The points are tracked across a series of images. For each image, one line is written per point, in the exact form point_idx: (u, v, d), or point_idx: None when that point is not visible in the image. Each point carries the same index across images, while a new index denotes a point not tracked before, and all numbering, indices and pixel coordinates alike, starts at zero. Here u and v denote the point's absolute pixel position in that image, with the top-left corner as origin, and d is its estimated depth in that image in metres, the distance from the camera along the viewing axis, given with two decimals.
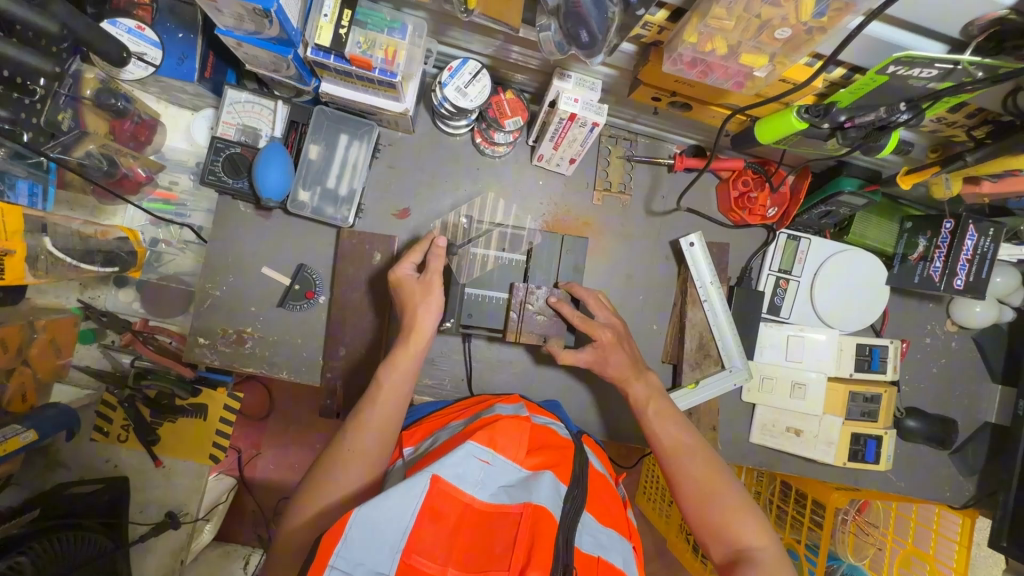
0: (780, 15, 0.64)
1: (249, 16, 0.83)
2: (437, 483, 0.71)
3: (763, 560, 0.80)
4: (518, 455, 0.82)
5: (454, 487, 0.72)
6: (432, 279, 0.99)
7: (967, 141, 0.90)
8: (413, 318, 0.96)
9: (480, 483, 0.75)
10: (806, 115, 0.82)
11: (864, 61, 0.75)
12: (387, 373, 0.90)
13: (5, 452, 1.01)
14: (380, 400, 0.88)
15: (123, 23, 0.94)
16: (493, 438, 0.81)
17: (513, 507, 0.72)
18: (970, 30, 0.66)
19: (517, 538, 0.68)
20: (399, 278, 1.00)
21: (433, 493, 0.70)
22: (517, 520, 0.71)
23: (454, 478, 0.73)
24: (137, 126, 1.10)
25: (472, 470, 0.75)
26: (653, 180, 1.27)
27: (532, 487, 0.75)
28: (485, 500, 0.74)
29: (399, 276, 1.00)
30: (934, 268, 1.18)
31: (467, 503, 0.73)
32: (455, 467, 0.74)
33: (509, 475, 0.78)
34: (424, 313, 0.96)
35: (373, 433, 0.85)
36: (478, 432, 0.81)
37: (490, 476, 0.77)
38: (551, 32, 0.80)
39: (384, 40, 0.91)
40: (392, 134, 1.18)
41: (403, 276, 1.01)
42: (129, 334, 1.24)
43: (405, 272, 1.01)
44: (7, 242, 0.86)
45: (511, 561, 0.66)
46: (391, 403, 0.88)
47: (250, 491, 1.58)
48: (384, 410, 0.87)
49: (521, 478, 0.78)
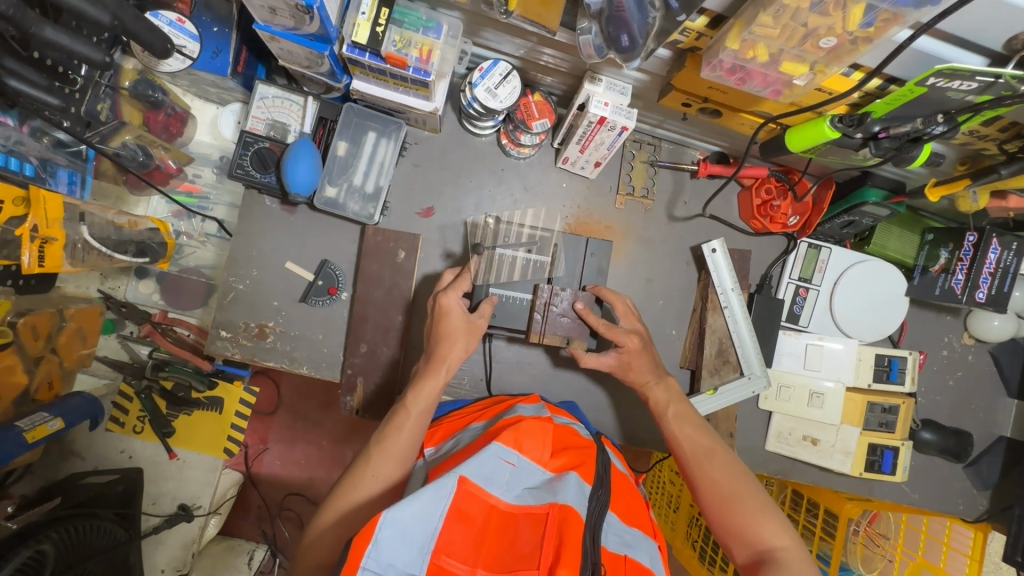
0: (827, 24, 0.64)
1: (289, 11, 0.83)
2: (464, 484, 0.70)
3: (786, 559, 0.79)
4: (542, 455, 0.82)
5: (480, 488, 0.72)
6: (478, 323, 1.01)
7: (998, 154, 0.91)
8: (444, 352, 0.96)
9: (506, 485, 0.75)
10: (839, 124, 0.84)
11: (902, 72, 0.75)
12: (413, 403, 0.89)
13: (35, 438, 1.02)
14: (404, 431, 0.86)
15: (165, 16, 0.95)
16: (518, 439, 0.82)
17: (540, 508, 0.72)
18: (1013, 44, 0.66)
19: (544, 538, 0.68)
20: (447, 309, 1.00)
21: (460, 494, 0.70)
22: (543, 520, 0.71)
23: (480, 479, 0.73)
24: (170, 118, 1.10)
25: (498, 471, 0.76)
26: (676, 186, 1.27)
27: (558, 488, 0.75)
28: (511, 502, 0.73)
29: (449, 305, 1.00)
30: (956, 281, 1.18)
31: (493, 504, 0.72)
32: (480, 469, 0.74)
33: (532, 477, 0.78)
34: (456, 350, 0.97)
35: (396, 462, 0.84)
36: (503, 434, 0.82)
37: (515, 478, 0.77)
38: (591, 35, 0.80)
39: (420, 40, 0.92)
40: (417, 133, 1.19)
41: (452, 305, 1.00)
42: (148, 325, 1.24)
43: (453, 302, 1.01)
44: (48, 229, 0.87)
45: (539, 560, 0.66)
46: (416, 432, 0.87)
47: (256, 487, 1.58)
48: (408, 439, 0.86)
49: (546, 479, 0.79)
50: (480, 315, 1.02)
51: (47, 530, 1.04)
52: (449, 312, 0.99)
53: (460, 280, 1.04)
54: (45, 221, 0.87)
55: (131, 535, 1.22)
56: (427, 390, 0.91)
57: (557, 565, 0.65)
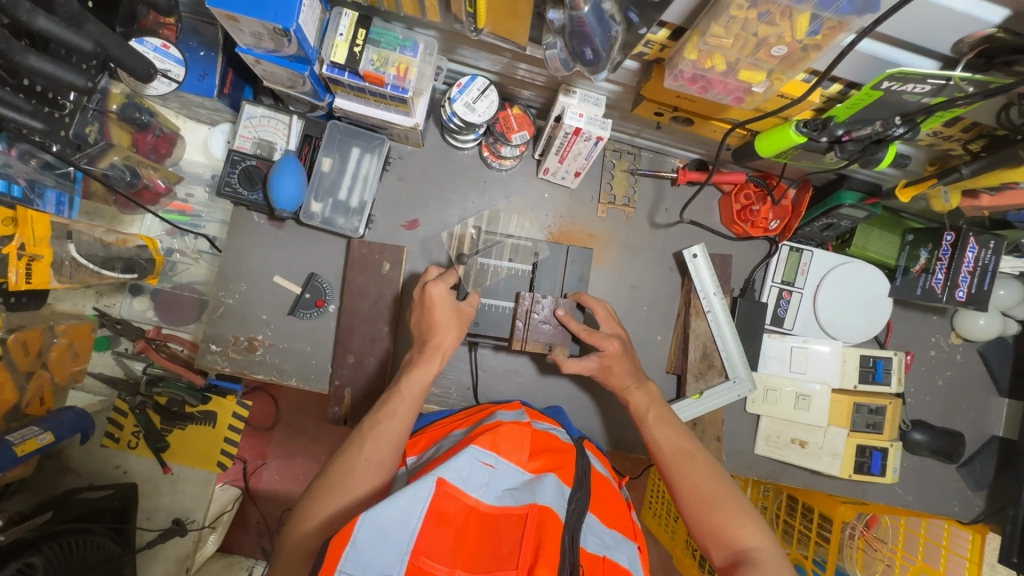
0: (776, 33, 0.67)
1: (269, 35, 0.87)
2: (442, 485, 0.71)
3: (763, 558, 0.79)
4: (520, 458, 0.83)
5: (459, 490, 0.73)
6: (467, 311, 1.04)
7: (964, 154, 0.92)
8: (436, 340, 0.99)
9: (485, 487, 0.76)
10: (805, 129, 0.84)
11: (860, 77, 0.77)
12: (406, 387, 0.93)
13: (24, 451, 1.04)
14: (397, 413, 0.90)
15: (150, 42, 0.96)
16: (496, 442, 0.83)
17: (518, 509, 0.73)
18: (960, 48, 0.68)
19: (523, 539, 0.68)
20: (436, 298, 1.01)
21: (439, 495, 0.70)
22: (523, 521, 0.71)
23: (458, 481, 0.74)
24: (158, 139, 1.14)
25: (477, 473, 0.76)
26: (657, 194, 1.30)
27: (536, 489, 0.76)
28: (490, 504, 0.74)
29: (435, 294, 1.01)
30: (936, 280, 1.19)
31: (472, 505, 0.73)
32: (459, 471, 0.75)
33: (511, 479, 0.79)
34: (448, 335, 1.00)
35: (389, 445, 0.86)
36: (481, 437, 0.83)
37: (494, 480, 0.78)
38: (556, 49, 0.83)
39: (397, 58, 0.95)
40: (401, 148, 1.22)
41: (438, 294, 1.02)
42: (142, 341, 1.28)
43: (439, 291, 1.02)
44: (35, 246, 0.90)
45: (518, 560, 0.66)
46: (406, 415, 0.90)
47: (254, 503, 1.59)
48: (399, 424, 0.89)
49: (524, 481, 0.80)
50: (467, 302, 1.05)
51: (43, 543, 1.05)
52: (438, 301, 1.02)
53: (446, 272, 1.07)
54: (32, 240, 0.90)
55: (124, 549, 1.23)
56: (418, 378, 0.94)
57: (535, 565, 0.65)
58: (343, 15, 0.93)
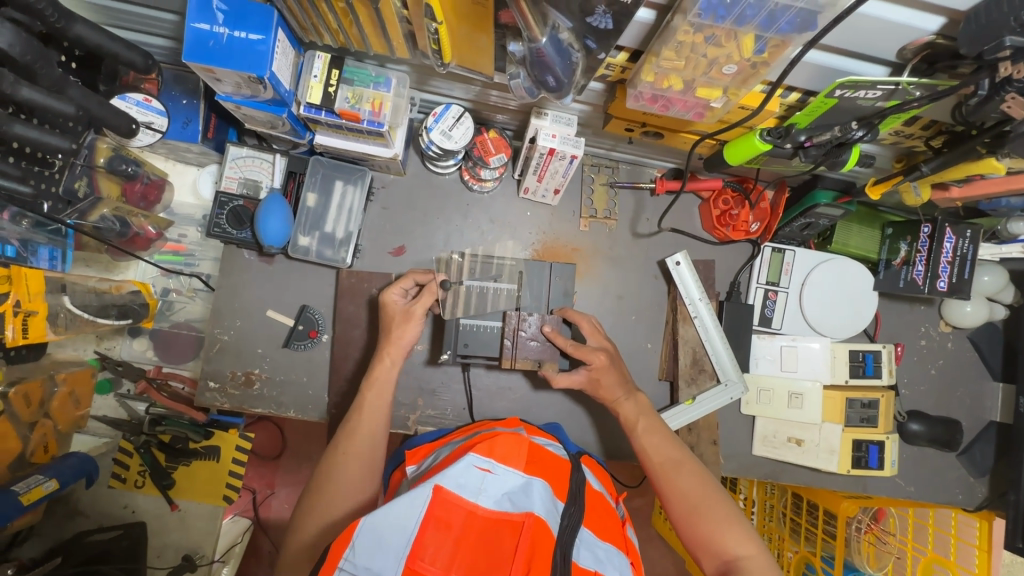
0: (724, 54, 0.70)
1: (246, 83, 0.90)
2: (439, 491, 0.70)
3: (750, 567, 0.80)
4: (521, 464, 0.79)
5: (456, 496, 0.71)
6: (417, 310, 1.09)
7: (927, 151, 0.95)
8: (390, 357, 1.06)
9: (482, 491, 0.73)
10: (768, 137, 0.87)
11: (815, 86, 0.80)
12: (369, 387, 1.02)
13: (29, 501, 1.06)
14: (367, 403, 1.00)
15: (132, 97, 1.01)
16: (491, 447, 0.80)
17: (516, 516, 0.70)
18: (905, 54, 0.71)
19: (516, 550, 0.66)
20: (387, 302, 1.11)
21: (435, 502, 0.69)
22: (519, 529, 0.68)
23: (455, 487, 0.72)
24: (147, 187, 1.17)
25: (472, 479, 0.74)
26: (637, 205, 1.32)
27: (534, 497, 0.73)
28: (488, 508, 0.71)
29: (387, 299, 1.11)
30: (917, 272, 1.20)
31: (469, 510, 0.70)
32: (457, 477, 0.73)
33: (511, 482, 0.75)
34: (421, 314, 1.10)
35: (366, 432, 0.96)
36: (478, 444, 0.80)
37: (491, 485, 0.74)
38: (520, 79, 0.86)
39: (371, 94, 0.98)
40: (384, 177, 1.25)
41: (391, 300, 1.11)
42: (143, 381, 1.31)
43: (393, 297, 1.12)
44: (30, 302, 0.93)
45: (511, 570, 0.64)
46: (374, 423, 0.97)
47: (265, 532, 1.60)
48: (372, 411, 0.99)
49: (521, 485, 0.76)
50: (417, 303, 1.10)
51: None
52: (390, 304, 1.11)
53: (404, 278, 1.15)
54: (26, 296, 0.92)
55: None
56: (378, 385, 1.02)
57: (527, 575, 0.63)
58: (316, 57, 0.96)
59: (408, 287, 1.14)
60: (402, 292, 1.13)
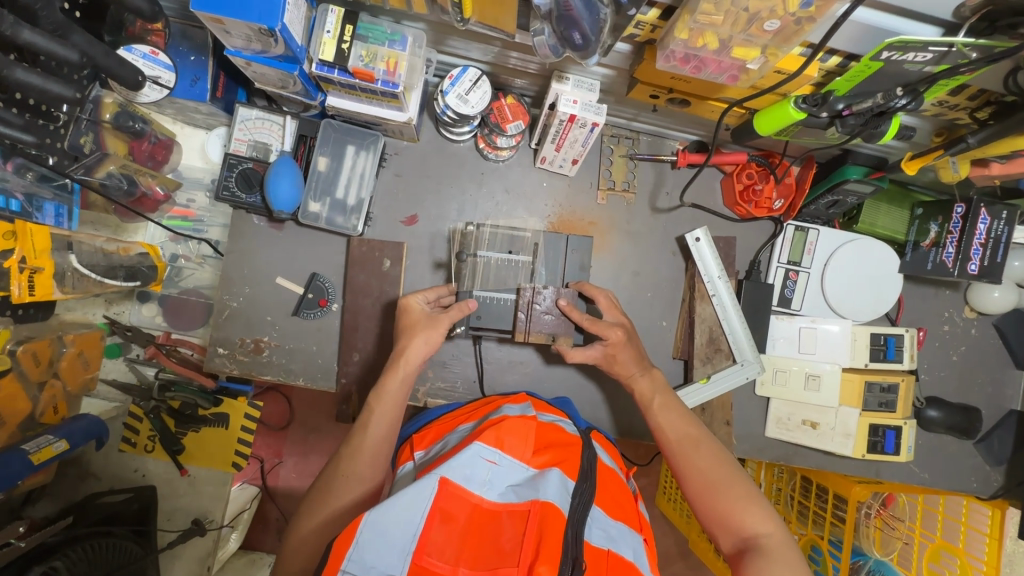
0: (767, 8, 0.66)
1: (256, 36, 0.87)
2: (445, 484, 0.67)
3: (770, 545, 0.79)
4: (528, 454, 0.77)
5: (462, 488, 0.68)
6: (451, 312, 1.03)
7: (972, 123, 0.90)
8: (405, 345, 1.00)
9: (488, 483, 0.71)
10: (803, 105, 0.82)
11: (858, 49, 0.75)
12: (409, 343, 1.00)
13: (40, 459, 1.06)
14: (399, 367, 0.97)
15: (138, 49, 0.98)
16: (500, 437, 0.76)
17: (521, 505, 0.68)
18: (962, 12, 0.67)
19: (525, 535, 0.64)
20: (409, 305, 1.05)
21: (442, 495, 0.66)
22: (525, 518, 0.66)
23: (462, 479, 0.69)
24: (154, 146, 1.16)
25: (479, 470, 0.71)
26: (657, 178, 1.27)
27: (539, 484, 0.71)
28: (493, 500, 0.69)
29: (409, 302, 1.05)
30: (947, 254, 1.14)
31: (475, 503, 0.68)
32: (462, 469, 0.69)
33: (517, 475, 0.73)
34: (421, 342, 1.00)
35: (392, 400, 0.93)
36: (485, 432, 0.76)
37: (497, 476, 0.72)
38: (544, 36, 0.82)
39: (386, 53, 0.93)
40: (397, 144, 1.21)
41: (412, 303, 1.06)
42: (152, 347, 1.30)
43: (415, 301, 1.06)
44: (35, 260, 0.94)
45: (519, 556, 0.62)
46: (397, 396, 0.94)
47: (273, 499, 1.62)
48: (401, 378, 0.96)
49: (529, 476, 0.73)
50: (446, 313, 1.04)
51: (67, 547, 1.06)
52: (412, 309, 1.05)
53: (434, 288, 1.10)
54: (32, 253, 0.94)
55: (147, 550, 1.23)
56: (400, 375, 0.96)
57: (535, 562, 0.61)
58: (329, 11, 0.92)
59: (433, 299, 1.09)
60: (427, 302, 1.08)
